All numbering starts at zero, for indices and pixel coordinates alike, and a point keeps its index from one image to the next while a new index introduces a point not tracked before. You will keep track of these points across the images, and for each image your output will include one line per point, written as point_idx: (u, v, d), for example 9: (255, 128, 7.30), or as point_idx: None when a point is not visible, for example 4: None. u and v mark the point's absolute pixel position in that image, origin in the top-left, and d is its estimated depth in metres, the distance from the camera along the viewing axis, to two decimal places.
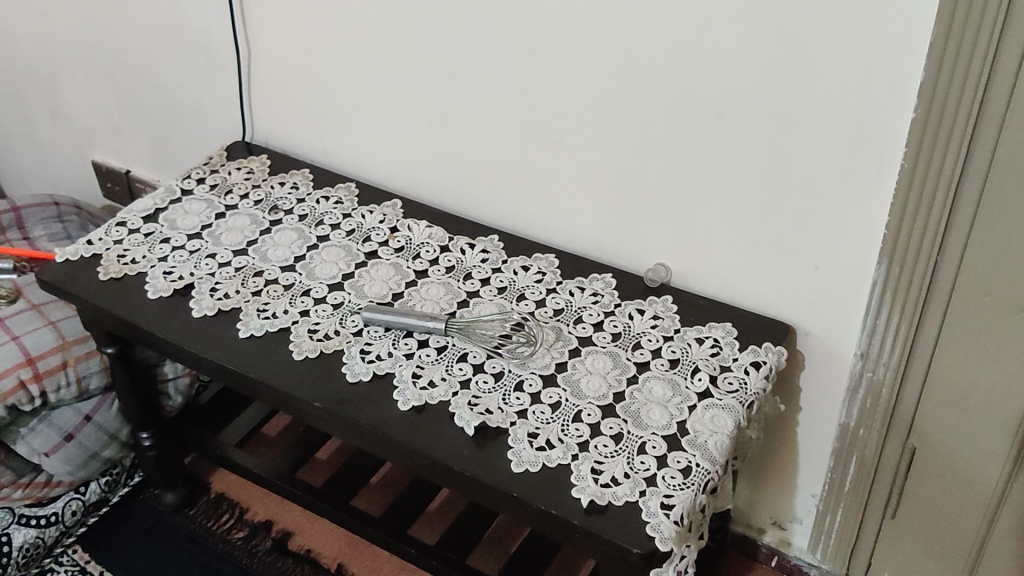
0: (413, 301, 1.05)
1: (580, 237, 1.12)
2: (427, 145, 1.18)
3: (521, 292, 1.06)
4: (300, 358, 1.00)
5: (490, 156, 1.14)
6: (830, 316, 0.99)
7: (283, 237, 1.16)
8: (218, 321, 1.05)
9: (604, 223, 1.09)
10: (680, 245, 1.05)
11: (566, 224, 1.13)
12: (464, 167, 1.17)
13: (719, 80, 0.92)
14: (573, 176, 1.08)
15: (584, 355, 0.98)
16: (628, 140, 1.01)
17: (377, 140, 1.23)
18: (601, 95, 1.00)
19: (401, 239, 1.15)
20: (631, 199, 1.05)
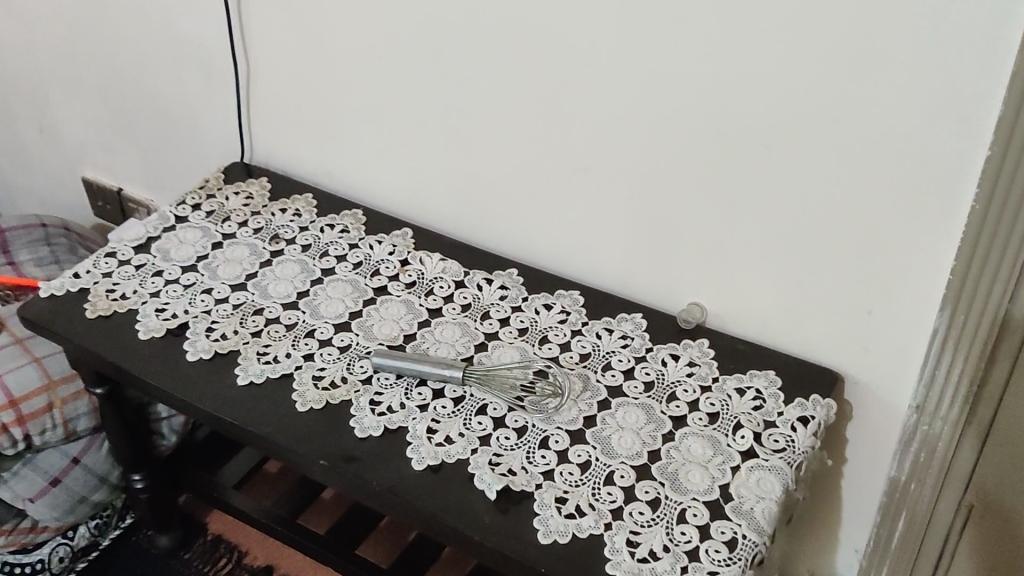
0: (426, 344, 0.97)
1: (607, 272, 1.04)
2: (442, 171, 1.10)
3: (544, 334, 0.98)
4: (304, 409, 0.92)
5: (509, 182, 1.05)
6: (883, 363, 0.91)
7: (285, 270, 1.08)
8: (215, 364, 0.97)
9: (633, 257, 1.01)
10: (717, 284, 0.97)
11: (592, 258, 1.05)
12: (481, 195, 1.09)
13: (769, 109, 0.84)
14: (601, 206, 1.00)
15: (615, 409, 0.89)
16: (663, 168, 0.93)
17: (387, 166, 1.15)
18: (635, 118, 0.92)
19: (413, 272, 1.06)
20: (663, 232, 0.97)
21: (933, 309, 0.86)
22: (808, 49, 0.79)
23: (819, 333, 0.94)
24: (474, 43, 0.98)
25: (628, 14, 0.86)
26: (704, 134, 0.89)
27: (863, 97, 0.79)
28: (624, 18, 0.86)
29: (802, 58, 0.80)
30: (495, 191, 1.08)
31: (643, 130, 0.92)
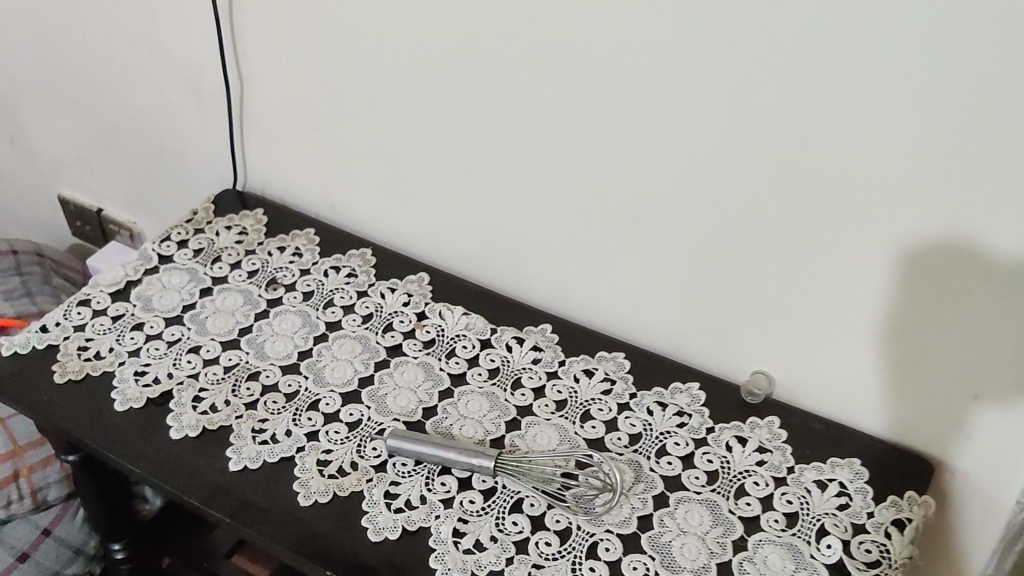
0: (449, 421, 0.83)
1: (656, 331, 0.91)
2: (465, 210, 0.97)
3: (587, 408, 0.84)
4: (308, 503, 0.78)
5: (545, 227, 0.92)
6: (926, 417, 0.80)
7: (285, 325, 0.94)
8: (206, 443, 0.83)
9: (688, 317, 0.88)
10: (789, 352, 0.84)
11: (639, 315, 0.92)
12: (511, 240, 0.96)
13: (872, 158, 0.71)
14: (654, 259, 0.87)
15: (677, 508, 0.76)
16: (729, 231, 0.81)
17: (401, 202, 1.01)
18: (706, 161, 0.78)
19: (431, 328, 0.93)
20: (727, 291, 0.84)
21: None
22: (936, 91, 0.66)
23: (901, 407, 0.81)
24: (512, 70, 0.83)
25: (707, 43, 0.72)
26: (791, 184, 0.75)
27: (999, 150, 0.66)
28: (699, 48, 0.73)
29: (929, 101, 0.66)
30: (527, 236, 0.94)
31: (715, 175, 0.78)
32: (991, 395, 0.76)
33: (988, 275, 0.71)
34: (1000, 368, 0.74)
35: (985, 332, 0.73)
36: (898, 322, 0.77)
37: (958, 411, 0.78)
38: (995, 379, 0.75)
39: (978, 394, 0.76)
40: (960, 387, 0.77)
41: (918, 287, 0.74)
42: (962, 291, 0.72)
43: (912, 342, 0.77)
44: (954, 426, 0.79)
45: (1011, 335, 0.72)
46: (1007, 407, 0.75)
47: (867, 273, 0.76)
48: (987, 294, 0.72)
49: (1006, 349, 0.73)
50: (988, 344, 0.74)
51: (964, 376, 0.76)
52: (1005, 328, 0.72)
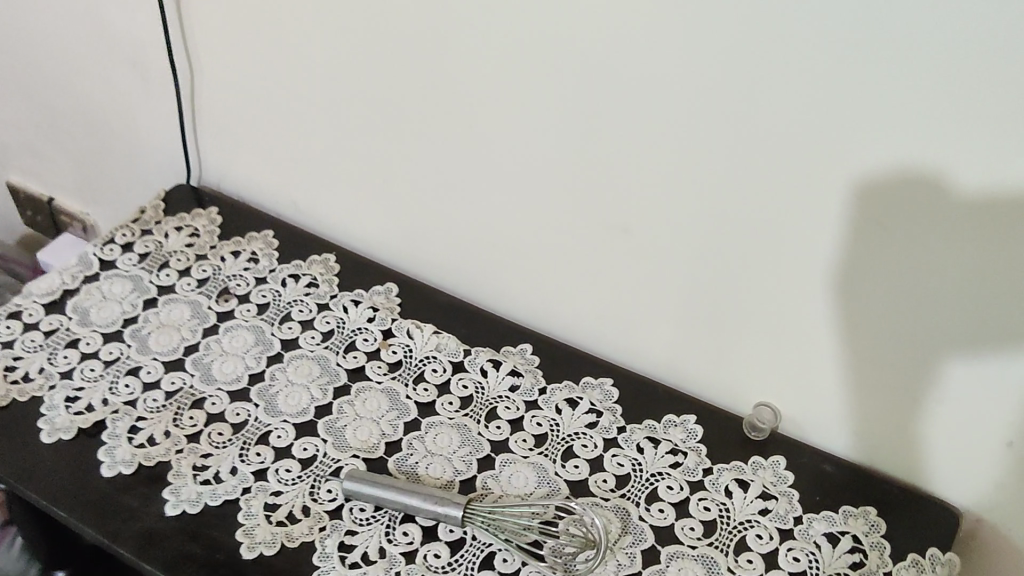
0: (414, 458, 0.74)
1: (648, 354, 0.82)
2: (437, 216, 0.87)
3: (569, 445, 0.75)
4: (252, 556, 0.69)
5: (526, 237, 0.82)
6: (882, 388, 0.72)
7: (236, 343, 0.85)
8: (141, 483, 0.74)
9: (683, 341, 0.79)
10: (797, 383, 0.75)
11: (629, 336, 0.82)
12: (488, 249, 0.86)
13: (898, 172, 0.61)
14: (647, 276, 0.77)
15: (670, 565, 0.67)
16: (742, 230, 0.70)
17: (367, 204, 0.92)
18: (708, 173, 0.68)
19: (397, 348, 0.83)
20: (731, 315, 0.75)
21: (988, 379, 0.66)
22: (983, 106, 0.56)
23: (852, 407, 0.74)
24: (489, 64, 0.73)
25: (709, 40, 0.62)
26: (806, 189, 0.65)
27: None
28: (700, 44, 0.63)
29: (973, 117, 0.56)
30: (507, 246, 0.85)
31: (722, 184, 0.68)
32: (948, 350, 0.67)
33: (936, 223, 0.62)
34: (955, 322, 0.65)
35: (937, 286, 0.64)
36: (847, 287, 0.68)
37: (916, 373, 0.69)
38: (950, 334, 0.66)
39: (935, 352, 0.68)
40: (915, 347, 0.68)
41: (866, 246, 0.65)
42: (901, 276, 0.65)
43: (863, 307, 0.68)
44: (915, 390, 0.70)
45: (965, 287, 0.63)
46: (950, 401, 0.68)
47: (818, 241, 0.67)
48: (936, 245, 0.63)
49: (938, 329, 0.66)
50: (940, 299, 0.65)
51: (900, 360, 0.69)
52: (959, 280, 0.63)
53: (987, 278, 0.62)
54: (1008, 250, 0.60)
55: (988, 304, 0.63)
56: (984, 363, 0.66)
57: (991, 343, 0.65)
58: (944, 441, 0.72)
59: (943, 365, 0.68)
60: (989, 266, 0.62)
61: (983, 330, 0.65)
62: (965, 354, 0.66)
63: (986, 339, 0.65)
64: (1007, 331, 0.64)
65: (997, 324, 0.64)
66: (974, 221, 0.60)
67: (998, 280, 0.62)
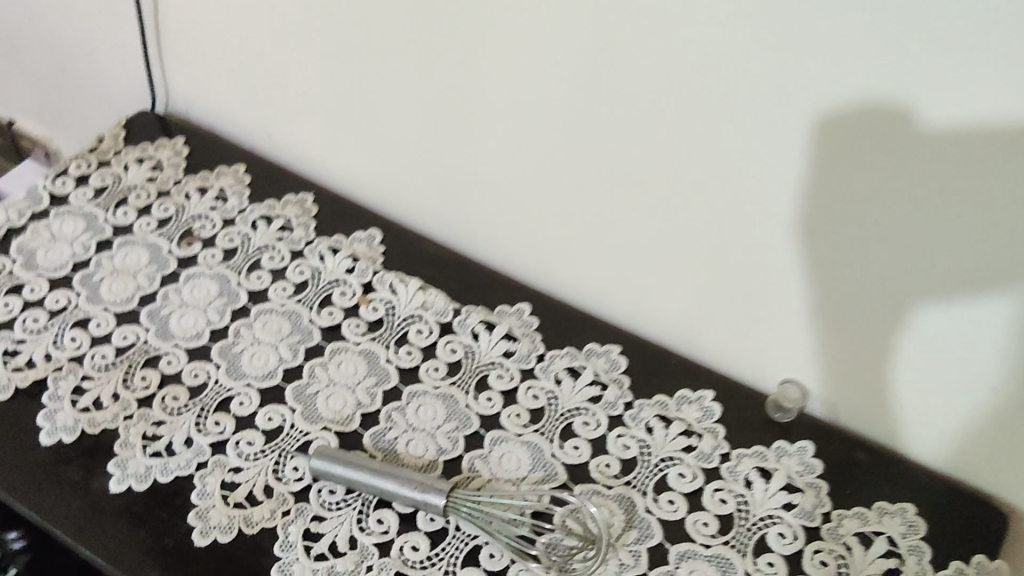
0: (393, 433, 0.65)
1: (657, 319, 0.73)
2: (423, 158, 0.77)
3: (568, 422, 0.66)
4: (203, 543, 0.61)
5: (524, 186, 0.72)
6: (833, 349, 0.65)
7: (197, 294, 0.76)
8: (84, 453, 0.66)
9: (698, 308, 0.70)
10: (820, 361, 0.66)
11: (637, 298, 0.73)
12: (479, 196, 0.76)
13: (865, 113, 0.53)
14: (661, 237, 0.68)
15: (679, 568, 0.59)
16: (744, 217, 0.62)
17: (345, 141, 0.82)
18: (739, 125, 0.58)
19: (378, 304, 0.74)
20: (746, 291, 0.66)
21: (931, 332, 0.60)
22: None
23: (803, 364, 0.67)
24: None
25: None
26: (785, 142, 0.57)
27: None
28: None
29: None
30: (502, 195, 0.75)
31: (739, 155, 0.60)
32: (920, 298, 0.59)
33: (908, 150, 0.53)
34: (927, 265, 0.57)
35: (909, 224, 0.56)
36: (812, 227, 0.60)
37: (886, 324, 0.61)
38: (922, 279, 0.58)
39: (905, 300, 0.59)
40: (884, 296, 0.60)
41: (831, 180, 0.57)
42: (844, 224, 0.58)
43: (829, 250, 0.60)
44: (885, 344, 0.62)
45: (939, 224, 0.55)
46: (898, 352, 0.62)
47: (785, 177, 0.59)
48: (907, 175, 0.54)
49: (883, 282, 0.60)
50: (911, 239, 0.56)
51: (848, 317, 0.62)
52: (931, 216, 0.55)
53: (963, 214, 0.53)
54: (988, 178, 0.51)
55: (964, 243, 0.55)
56: (959, 311, 0.57)
57: (966, 289, 0.56)
58: (918, 401, 0.64)
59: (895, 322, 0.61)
60: (966, 199, 0.53)
61: (958, 273, 0.56)
62: (938, 302, 0.58)
63: (961, 283, 0.56)
64: (984, 275, 0.55)
65: (973, 266, 0.55)
66: (949, 147, 0.52)
67: (974, 215, 0.53)
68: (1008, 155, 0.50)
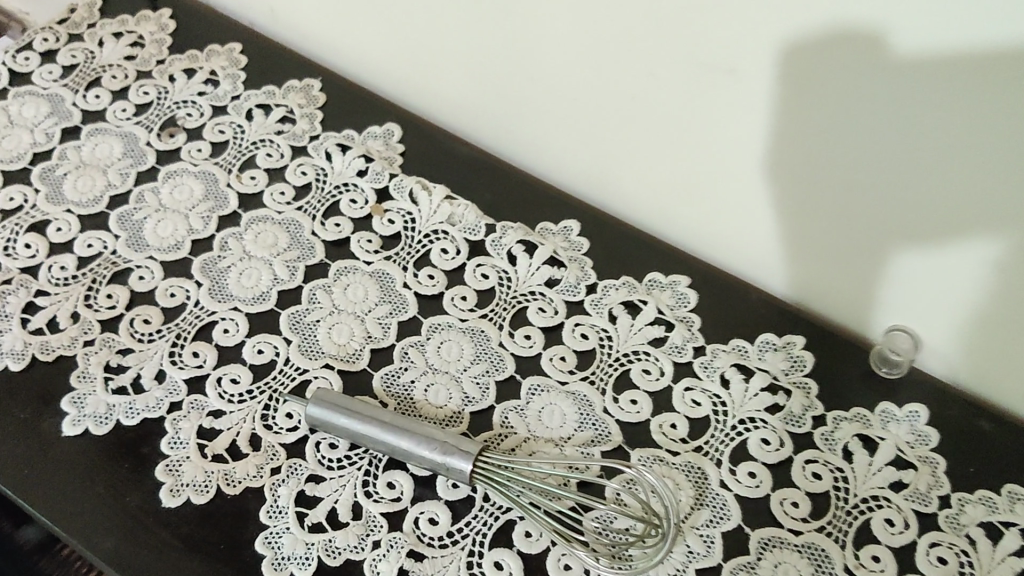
0: (409, 376, 0.53)
1: (721, 245, 0.59)
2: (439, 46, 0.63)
3: (625, 369, 0.54)
4: (172, 504, 0.49)
5: (559, 80, 0.58)
6: (817, 277, 0.56)
7: (179, 197, 0.63)
8: (34, 385, 0.54)
9: (747, 233, 0.57)
10: (844, 290, 0.55)
11: (698, 225, 0.59)
12: (507, 96, 0.62)
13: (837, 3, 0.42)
14: (687, 159, 0.56)
15: (762, 559, 0.47)
16: (732, 150, 0.53)
17: (350, 20, 0.68)
18: (751, 35, 0.47)
19: (395, 216, 0.61)
20: (760, 222, 0.55)
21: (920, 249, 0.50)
22: None
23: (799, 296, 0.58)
24: None
25: None
26: (752, 66, 0.48)
27: None
28: None
29: None
30: (535, 92, 0.60)
31: (729, 79, 0.49)
32: (900, 241, 0.50)
33: (882, 77, 0.44)
34: (909, 205, 0.48)
35: (887, 158, 0.47)
36: (778, 160, 0.51)
37: (863, 269, 0.53)
38: (903, 220, 0.49)
39: (884, 243, 0.51)
40: (859, 237, 0.52)
41: (796, 109, 0.48)
42: (817, 141, 0.49)
43: (798, 186, 0.52)
44: (866, 288, 0.54)
45: (920, 160, 0.46)
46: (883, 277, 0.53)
47: (755, 104, 0.49)
48: (884, 105, 0.45)
49: (857, 200, 0.50)
50: (888, 174, 0.48)
51: (827, 243, 0.53)
52: (912, 150, 0.46)
53: (946, 149, 0.44)
54: (975, 110, 0.42)
55: (951, 182, 0.46)
56: (943, 260, 0.49)
57: (952, 234, 0.47)
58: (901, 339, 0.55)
59: (883, 244, 0.51)
60: (951, 133, 0.44)
61: (940, 215, 0.47)
62: (921, 246, 0.49)
63: (946, 227, 0.47)
64: (973, 219, 0.46)
65: (959, 208, 0.46)
66: (926, 75, 0.42)
67: (959, 151, 0.44)
68: (995, 82, 0.41)
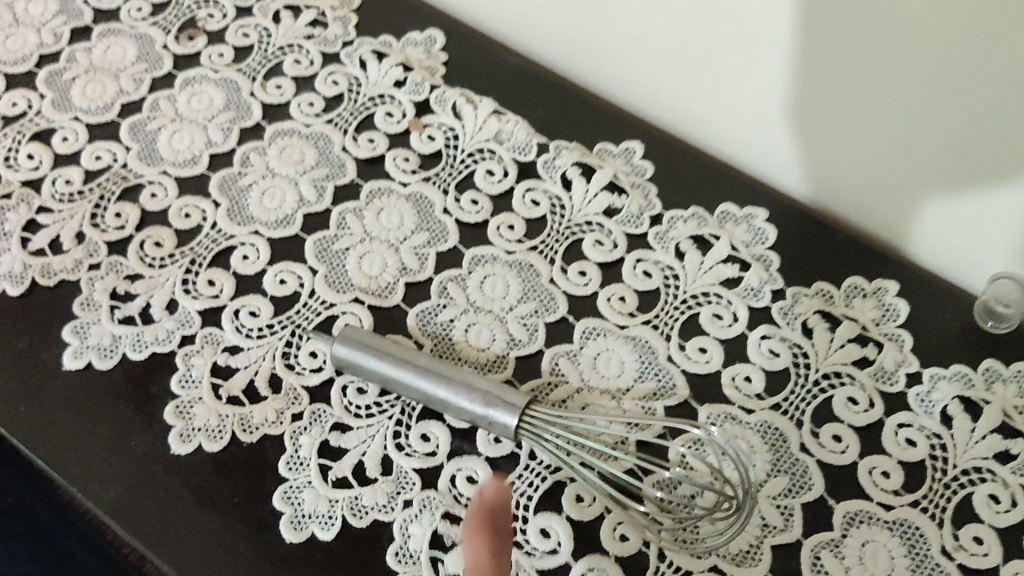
0: (448, 314, 0.47)
1: (795, 170, 0.53)
2: None
3: (693, 314, 0.48)
4: (182, 450, 0.44)
5: None
6: (859, 202, 0.52)
7: (197, 106, 0.57)
8: (35, 313, 0.48)
9: (798, 153, 0.52)
10: (891, 216, 0.51)
11: (768, 149, 0.53)
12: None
13: None
14: (728, 83, 0.51)
15: (848, 537, 0.41)
16: (760, 74, 0.49)
17: None
18: None
19: (437, 132, 0.55)
20: (802, 141, 0.51)
21: (965, 166, 0.46)
22: None
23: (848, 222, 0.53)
24: None
25: None
26: (768, 5, 0.46)
27: None
28: None
29: None
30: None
31: (749, 15, 0.47)
32: (939, 173, 0.47)
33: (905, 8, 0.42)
34: (938, 151, 0.46)
35: (915, 103, 0.45)
36: (807, 91, 0.48)
37: (898, 212, 0.50)
38: (933, 167, 0.47)
39: (931, 161, 0.47)
40: (897, 168, 0.49)
41: (816, 55, 0.47)
42: (846, 52, 0.45)
43: (827, 119, 0.49)
44: (913, 213, 0.50)
45: (955, 88, 0.43)
46: (928, 198, 0.49)
47: (778, 34, 0.47)
48: (905, 44, 0.43)
49: (896, 114, 0.46)
50: (916, 120, 0.46)
51: (868, 163, 0.49)
52: (939, 90, 0.44)
53: (989, 42, 0.41)
54: (998, 41, 0.41)
55: (984, 115, 0.43)
56: (979, 202, 0.46)
57: (983, 178, 0.45)
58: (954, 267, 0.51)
59: (928, 163, 0.47)
60: (986, 56, 0.41)
61: (988, 120, 0.43)
62: (953, 193, 0.47)
63: (978, 172, 0.45)
64: (1015, 147, 0.43)
65: (1009, 110, 0.42)
66: None
67: (1004, 43, 0.40)
68: None
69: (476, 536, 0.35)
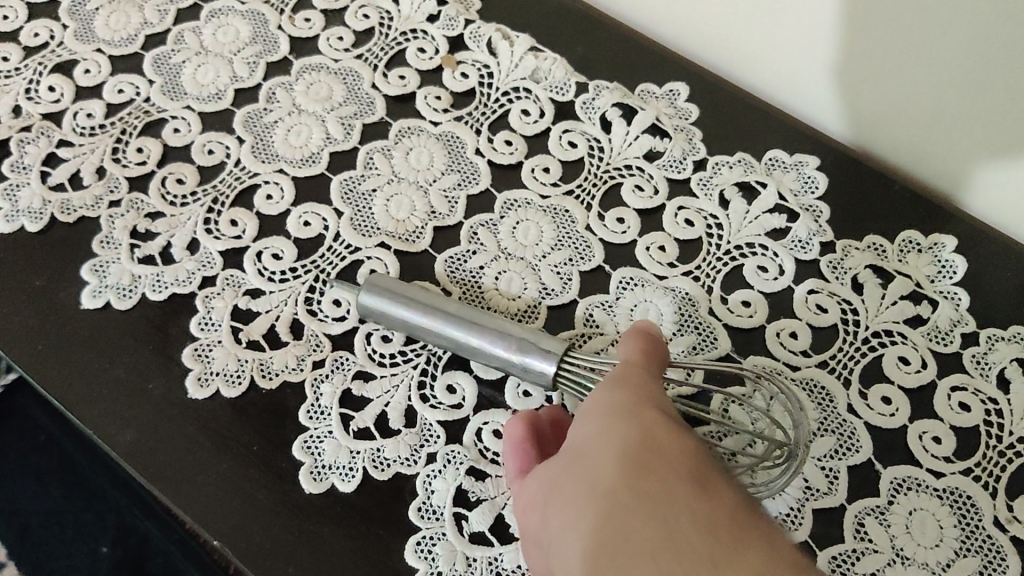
0: (478, 260, 0.45)
1: (843, 117, 0.50)
2: None
3: (736, 265, 0.45)
4: (200, 394, 0.42)
5: None
6: (908, 153, 0.49)
7: (223, 39, 0.54)
8: (53, 249, 0.47)
9: (844, 101, 0.49)
10: (941, 170, 0.48)
11: (816, 94, 0.50)
12: None
13: None
14: (775, 25, 0.48)
15: (896, 504, 0.39)
16: (806, 19, 0.47)
17: None
18: None
19: (471, 70, 0.52)
20: (850, 88, 0.48)
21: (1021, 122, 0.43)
22: None
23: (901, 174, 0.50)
24: None
25: None
26: None
27: None
28: None
29: None
30: None
31: None
32: (994, 129, 0.44)
33: None
34: (992, 113, 0.44)
35: (968, 66, 0.43)
36: (853, 39, 0.46)
37: (950, 166, 0.48)
38: (988, 121, 0.44)
39: (985, 115, 0.44)
40: (948, 121, 0.46)
41: (862, 17, 0.44)
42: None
43: (874, 68, 0.46)
44: (964, 168, 0.47)
45: (1012, 39, 0.40)
46: (981, 154, 0.46)
47: None
48: (955, 5, 0.41)
49: (948, 65, 0.43)
50: (970, 69, 0.43)
51: (918, 113, 0.47)
52: (992, 47, 0.41)
53: None
54: None
55: None
56: None
57: None
58: (1007, 225, 0.48)
59: (982, 118, 0.44)
60: None
61: None
62: (1014, 157, 0.45)
63: None
64: None
65: None
66: None
67: None
68: None
69: (631, 336, 0.36)
